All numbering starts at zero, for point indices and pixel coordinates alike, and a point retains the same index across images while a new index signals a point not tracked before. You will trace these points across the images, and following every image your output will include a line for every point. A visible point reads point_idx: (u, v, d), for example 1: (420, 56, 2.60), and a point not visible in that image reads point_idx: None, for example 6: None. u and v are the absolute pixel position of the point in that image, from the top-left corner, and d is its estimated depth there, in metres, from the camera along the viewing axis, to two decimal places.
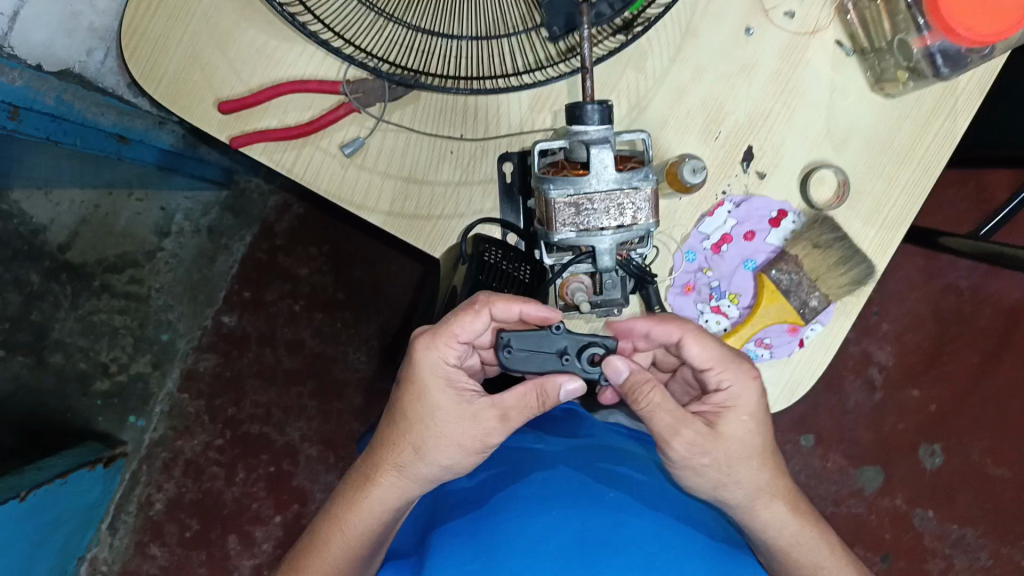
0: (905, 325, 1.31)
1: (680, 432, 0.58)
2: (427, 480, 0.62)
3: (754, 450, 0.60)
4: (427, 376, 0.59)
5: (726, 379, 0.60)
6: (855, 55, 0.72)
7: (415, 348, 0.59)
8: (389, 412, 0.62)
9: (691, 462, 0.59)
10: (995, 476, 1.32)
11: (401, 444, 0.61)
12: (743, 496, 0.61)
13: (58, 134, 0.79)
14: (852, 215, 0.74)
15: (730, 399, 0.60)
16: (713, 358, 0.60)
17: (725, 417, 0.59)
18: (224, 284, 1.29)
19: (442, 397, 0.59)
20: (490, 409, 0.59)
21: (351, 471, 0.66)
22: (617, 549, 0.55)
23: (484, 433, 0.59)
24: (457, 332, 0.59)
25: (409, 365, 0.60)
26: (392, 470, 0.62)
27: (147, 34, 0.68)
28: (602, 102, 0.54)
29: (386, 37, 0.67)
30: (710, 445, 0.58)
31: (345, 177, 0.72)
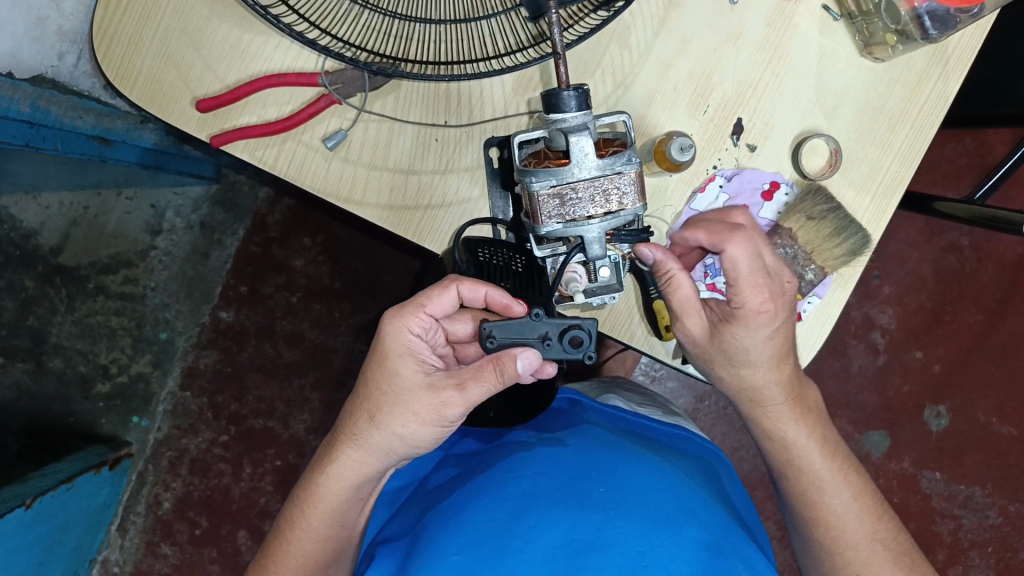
0: (907, 287, 1.30)
1: (685, 320, 0.65)
2: (384, 452, 0.63)
3: (754, 358, 0.66)
4: (391, 343, 0.61)
5: (743, 296, 0.63)
6: (842, 19, 0.70)
7: (383, 319, 0.62)
8: (354, 387, 0.64)
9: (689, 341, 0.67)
10: (1000, 434, 1.32)
11: (360, 414, 0.63)
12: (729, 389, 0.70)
13: (37, 140, 0.75)
14: (846, 184, 0.72)
15: (745, 313, 0.64)
16: (734, 275, 0.63)
17: (730, 327, 0.65)
18: (219, 279, 1.29)
19: (402, 368, 0.61)
20: (445, 378, 0.60)
21: (319, 448, 0.68)
22: (606, 550, 0.53)
23: (441, 403, 0.59)
24: (424, 304, 0.61)
25: (378, 336, 0.62)
26: (351, 445, 0.63)
27: (118, 34, 0.67)
28: (579, 87, 0.53)
29: (363, 26, 0.65)
30: (708, 345, 0.67)
31: (328, 170, 0.71)
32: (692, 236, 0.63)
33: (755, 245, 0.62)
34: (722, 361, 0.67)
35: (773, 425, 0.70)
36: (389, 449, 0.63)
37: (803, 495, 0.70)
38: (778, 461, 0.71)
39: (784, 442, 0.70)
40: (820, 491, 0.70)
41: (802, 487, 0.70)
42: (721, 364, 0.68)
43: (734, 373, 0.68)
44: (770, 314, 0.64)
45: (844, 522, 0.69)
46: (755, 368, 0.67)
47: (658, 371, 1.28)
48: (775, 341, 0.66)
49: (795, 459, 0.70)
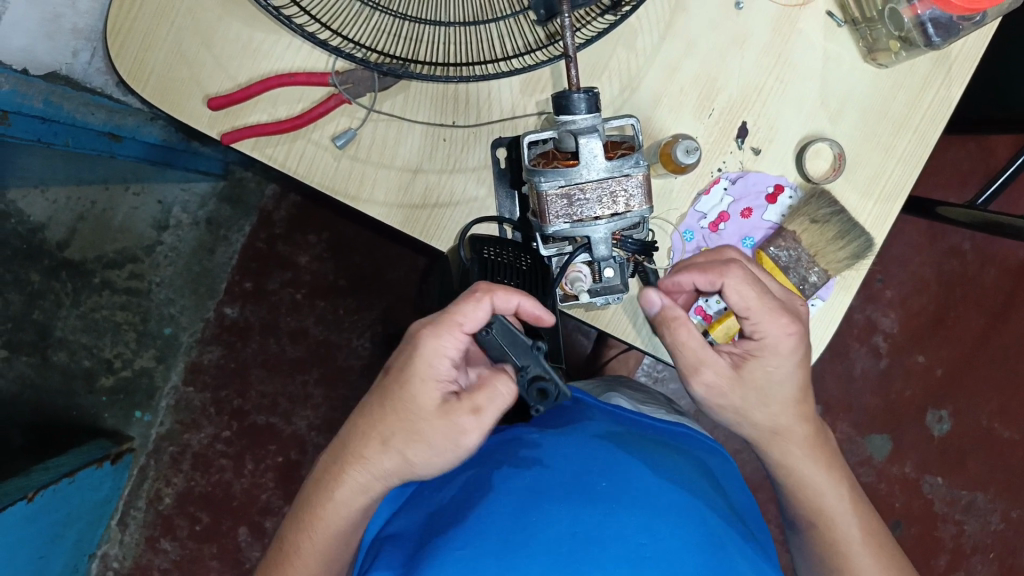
0: (909, 290, 1.30)
1: (701, 370, 0.65)
2: (392, 474, 0.63)
3: (779, 391, 0.66)
4: (420, 366, 0.60)
5: (759, 329, 0.64)
6: (846, 25, 0.71)
7: (416, 338, 0.60)
8: (371, 400, 0.63)
9: (712, 401, 0.67)
10: (1002, 438, 1.33)
11: (372, 433, 0.62)
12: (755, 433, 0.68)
13: (47, 134, 0.78)
14: (850, 188, 0.73)
15: (763, 347, 0.64)
16: (748, 308, 0.64)
17: (749, 362, 0.65)
18: (224, 275, 1.30)
19: (423, 391, 0.60)
20: (462, 406, 0.59)
21: (324, 453, 0.67)
22: (607, 546, 0.54)
23: (457, 432, 0.59)
24: (456, 325, 0.59)
25: (406, 354, 0.61)
26: (359, 464, 0.63)
27: (133, 31, 0.67)
28: (588, 90, 0.54)
29: (374, 27, 0.66)
30: (729, 388, 0.66)
31: (337, 169, 0.71)
32: (685, 280, 0.65)
33: (750, 274, 0.64)
34: (749, 404, 0.67)
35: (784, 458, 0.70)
36: (395, 472, 0.63)
37: (820, 531, 0.71)
38: (796, 500, 0.71)
39: (802, 483, 0.70)
40: (839, 529, 0.70)
41: (822, 526, 0.71)
42: (744, 405, 0.67)
43: (759, 416, 0.67)
44: (795, 338, 0.64)
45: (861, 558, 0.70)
46: (778, 406, 0.67)
47: (660, 372, 1.29)
48: (798, 374, 0.66)
49: (815, 497, 0.70)
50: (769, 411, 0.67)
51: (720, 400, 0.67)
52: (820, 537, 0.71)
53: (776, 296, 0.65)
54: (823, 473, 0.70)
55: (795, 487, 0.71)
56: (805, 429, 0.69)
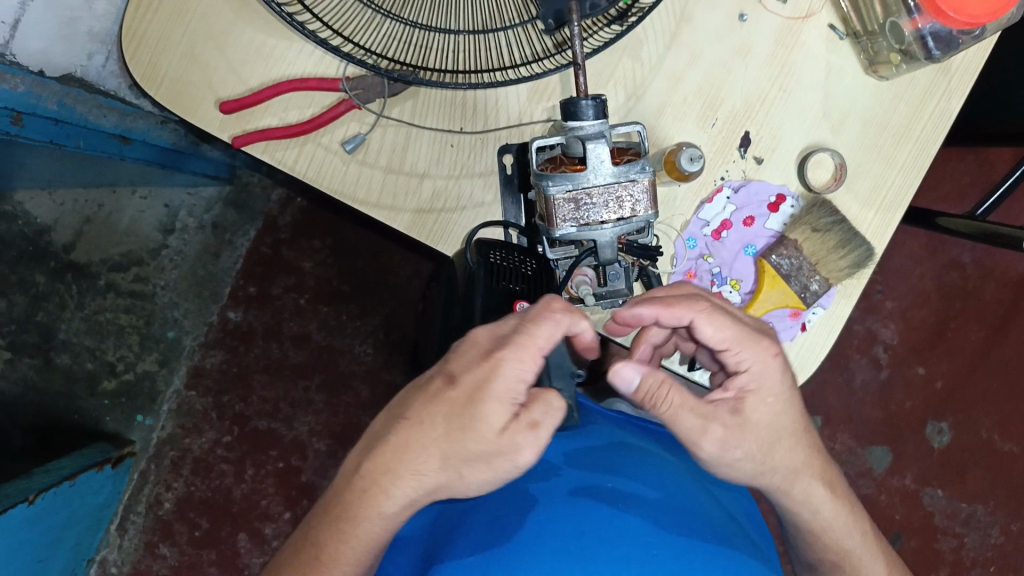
0: (909, 302, 1.31)
1: (705, 434, 0.57)
2: (441, 490, 0.56)
3: (786, 430, 0.60)
4: (499, 384, 0.54)
5: (745, 361, 0.59)
6: (848, 38, 0.72)
7: (496, 356, 0.54)
8: (427, 411, 0.55)
9: (726, 459, 0.58)
10: (1002, 451, 1.33)
11: (427, 450, 0.54)
12: (780, 480, 0.61)
13: (60, 137, 0.78)
14: (850, 198, 0.74)
15: (753, 381, 0.59)
16: (727, 338, 0.59)
17: (749, 402, 0.59)
18: (228, 280, 1.30)
19: (495, 416, 0.54)
20: (530, 431, 0.54)
21: (347, 463, 0.57)
22: (611, 543, 0.53)
23: (519, 455, 0.54)
24: (534, 348, 0.54)
25: (480, 370, 0.54)
26: (409, 478, 0.54)
27: (146, 35, 0.68)
28: (596, 96, 0.55)
29: (384, 34, 0.67)
30: (740, 438, 0.58)
31: (346, 173, 0.73)
32: (647, 313, 0.60)
33: (716, 304, 0.61)
34: (766, 453, 0.59)
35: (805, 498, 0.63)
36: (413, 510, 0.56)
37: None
38: (810, 546, 0.66)
39: (820, 531, 0.64)
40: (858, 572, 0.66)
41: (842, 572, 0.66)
42: (761, 459, 0.59)
43: (774, 470, 0.60)
44: (781, 361, 0.60)
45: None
46: (789, 452, 0.61)
47: None
48: (791, 408, 0.61)
49: (834, 544, 0.65)
50: (782, 464, 0.60)
51: (734, 463, 0.59)
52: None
53: (748, 324, 0.61)
54: (842, 520, 0.64)
55: (810, 537, 0.65)
56: (817, 474, 0.63)
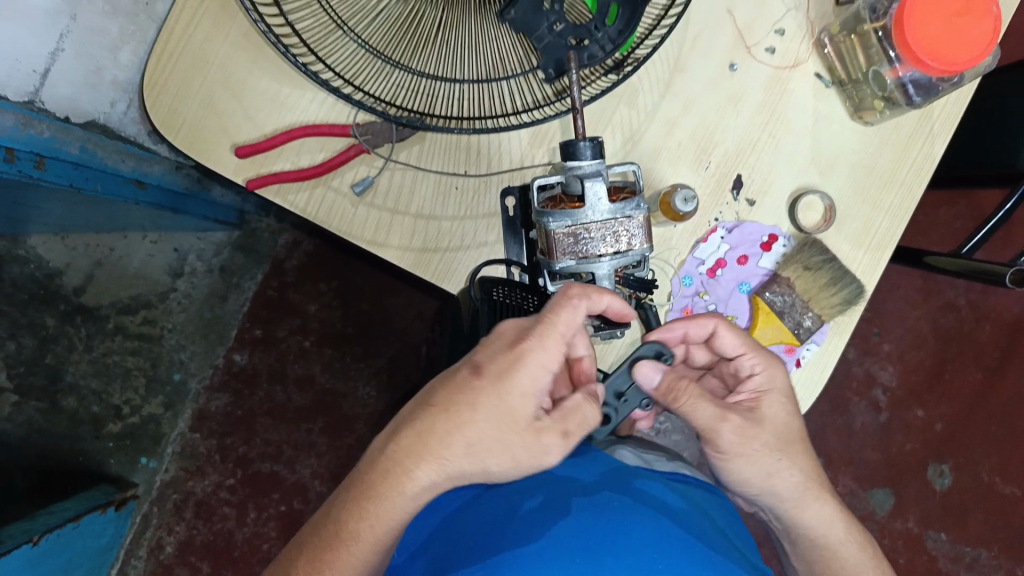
0: (906, 344, 1.32)
1: (721, 424, 0.64)
2: (460, 477, 0.58)
3: (793, 435, 0.67)
4: (522, 373, 0.58)
5: (758, 365, 0.67)
6: (834, 86, 0.76)
7: (521, 346, 0.58)
8: (455, 399, 0.58)
9: (743, 451, 0.65)
10: (1005, 494, 1.33)
11: (452, 437, 0.57)
12: (792, 486, 0.66)
13: (80, 181, 0.81)
14: (841, 237, 0.77)
15: (764, 383, 0.67)
16: (742, 346, 0.68)
17: (763, 402, 0.67)
18: (235, 323, 1.33)
19: (519, 403, 0.58)
20: (551, 427, 0.58)
21: (374, 447, 0.60)
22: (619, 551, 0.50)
23: (542, 449, 0.57)
24: (551, 333, 0.58)
25: (505, 361, 0.58)
26: (432, 462, 0.57)
27: (166, 84, 0.72)
28: (593, 139, 0.58)
29: (393, 83, 0.70)
30: (755, 431, 0.65)
31: (355, 214, 0.75)
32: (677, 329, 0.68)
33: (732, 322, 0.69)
34: (779, 451, 0.66)
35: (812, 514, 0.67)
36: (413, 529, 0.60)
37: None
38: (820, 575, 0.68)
39: (831, 552, 0.67)
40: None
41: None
42: (773, 457, 0.65)
43: (785, 475, 0.66)
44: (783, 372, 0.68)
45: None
46: (797, 458, 0.67)
47: None
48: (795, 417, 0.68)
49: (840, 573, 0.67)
50: (792, 474, 0.66)
51: (744, 458, 0.65)
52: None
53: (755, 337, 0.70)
54: (850, 543, 0.68)
55: (822, 558, 0.68)
56: (824, 491, 0.68)
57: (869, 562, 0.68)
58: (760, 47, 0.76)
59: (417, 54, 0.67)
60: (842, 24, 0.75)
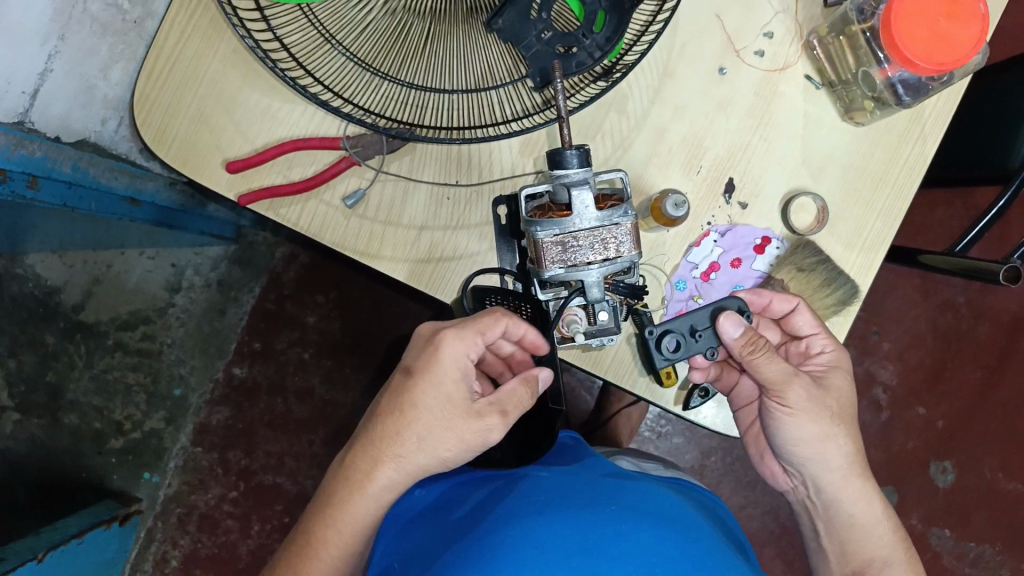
0: (905, 344, 1.32)
1: (795, 381, 0.67)
2: (422, 471, 0.64)
3: (850, 411, 0.70)
4: (450, 367, 0.63)
5: (828, 345, 0.72)
6: (824, 87, 0.76)
7: (440, 342, 0.63)
8: (396, 404, 0.63)
9: (807, 415, 0.68)
10: (1008, 491, 1.32)
11: (403, 437, 0.63)
12: (844, 460, 0.69)
13: (73, 199, 0.82)
14: (834, 239, 0.77)
15: (831, 361, 0.72)
16: (817, 326, 0.72)
17: (830, 376, 0.70)
18: (234, 336, 1.32)
19: (454, 392, 0.63)
20: (490, 408, 0.63)
21: (338, 457, 0.66)
22: (606, 551, 0.62)
23: (485, 429, 0.63)
24: (466, 331, 0.63)
25: (427, 357, 0.63)
26: (390, 463, 0.63)
27: (157, 101, 0.73)
28: (580, 147, 0.58)
29: (383, 95, 0.70)
30: (823, 399, 0.68)
31: (347, 227, 0.75)
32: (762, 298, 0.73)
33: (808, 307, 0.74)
34: (840, 418, 0.68)
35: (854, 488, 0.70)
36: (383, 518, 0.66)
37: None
38: (854, 554, 0.71)
39: (866, 531, 0.70)
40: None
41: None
42: (832, 422, 0.68)
43: (841, 444, 0.69)
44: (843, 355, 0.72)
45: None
46: (852, 431, 0.69)
47: (664, 428, 1.32)
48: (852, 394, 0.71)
49: (873, 550, 0.70)
50: (848, 443, 0.69)
51: (810, 415, 0.68)
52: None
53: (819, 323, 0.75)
54: (883, 524, 0.71)
55: (856, 537, 0.71)
56: (867, 472, 0.71)
57: (899, 542, 0.71)
58: (749, 50, 0.76)
59: (406, 65, 0.67)
60: (831, 25, 0.75)
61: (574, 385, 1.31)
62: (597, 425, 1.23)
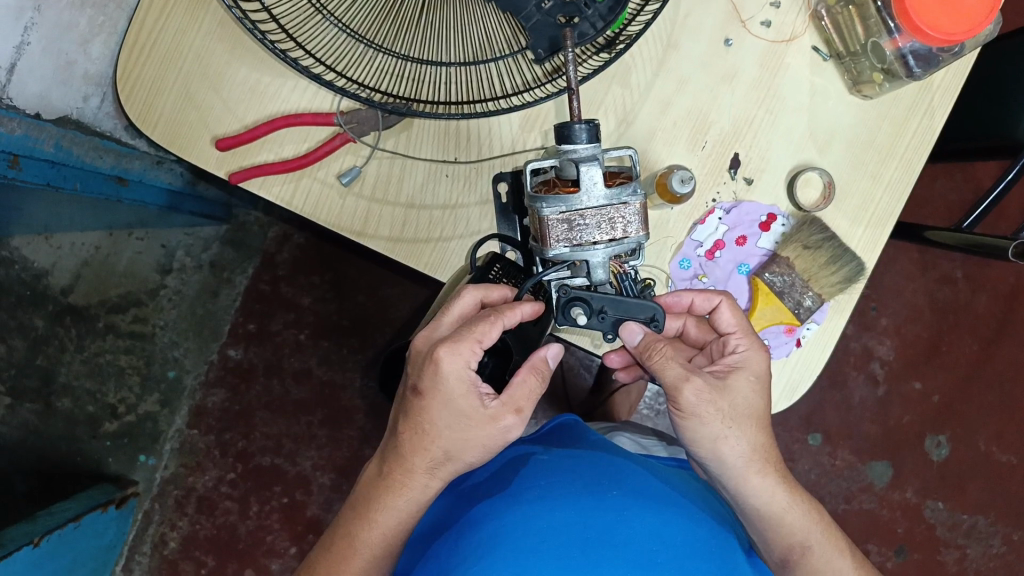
0: (903, 319, 1.32)
1: (687, 385, 0.62)
2: (451, 475, 0.65)
3: (753, 411, 0.65)
4: (454, 382, 0.60)
5: (743, 345, 0.67)
6: (832, 59, 0.74)
7: (438, 359, 0.60)
8: (415, 423, 0.62)
9: (701, 414, 0.63)
10: (1002, 463, 1.33)
11: (429, 451, 0.63)
12: (739, 454, 0.65)
13: (58, 179, 0.81)
14: (840, 214, 0.75)
15: (741, 361, 0.66)
16: (737, 325, 0.68)
17: (734, 374, 0.65)
18: (228, 318, 1.30)
19: (463, 405, 0.61)
20: (505, 410, 0.61)
21: (372, 470, 0.67)
22: (542, 553, 0.59)
23: (504, 430, 0.62)
24: (461, 343, 0.60)
25: (431, 377, 0.60)
26: (425, 472, 0.64)
27: (141, 78, 0.70)
28: (589, 121, 0.56)
29: (376, 67, 0.67)
30: (717, 398, 0.63)
31: (343, 206, 0.73)
32: (683, 300, 0.70)
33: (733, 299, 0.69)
34: (735, 419, 0.64)
35: (749, 486, 0.66)
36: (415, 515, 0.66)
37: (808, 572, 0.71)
38: (776, 544, 0.70)
39: (779, 521, 0.68)
40: (822, 565, 0.70)
41: (808, 563, 0.70)
42: (726, 424, 0.64)
43: (735, 444, 0.64)
44: (750, 351, 0.67)
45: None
46: (750, 428, 0.65)
47: (662, 405, 1.31)
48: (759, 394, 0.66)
49: (791, 537, 0.69)
50: (743, 442, 0.64)
51: (701, 419, 0.63)
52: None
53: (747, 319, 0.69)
54: (795, 510, 0.68)
55: (772, 525, 0.68)
56: (770, 464, 0.67)
57: (816, 525, 0.70)
58: (755, 21, 0.73)
59: (401, 36, 0.65)
60: None
61: (573, 363, 1.30)
62: (597, 404, 1.22)
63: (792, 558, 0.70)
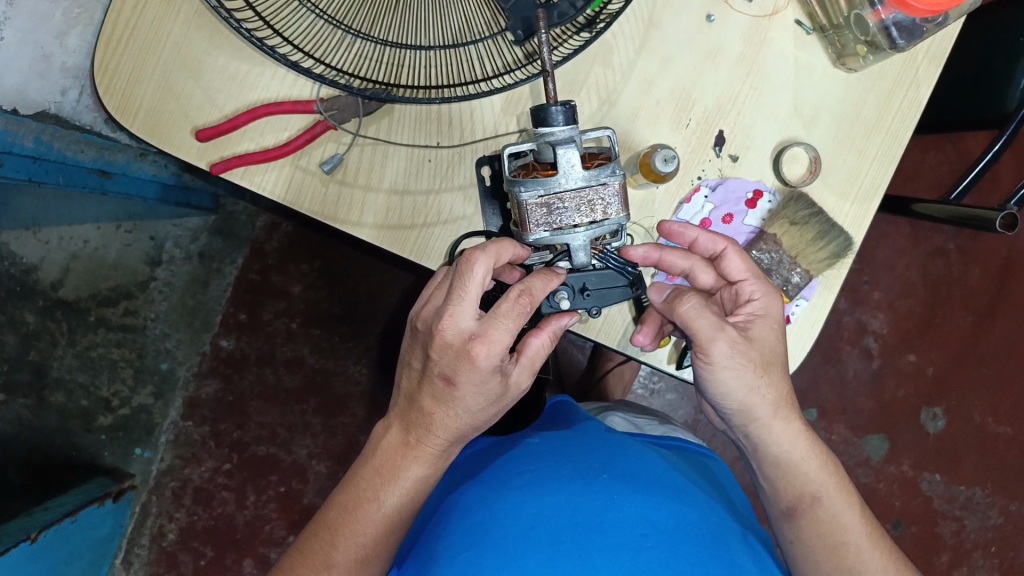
0: (896, 293, 1.32)
1: (721, 334, 0.64)
2: (439, 459, 0.65)
3: (779, 357, 0.67)
4: (490, 372, 0.59)
5: (757, 292, 0.68)
6: (815, 32, 0.73)
7: (475, 358, 0.58)
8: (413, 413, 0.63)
9: (731, 363, 0.65)
10: (996, 434, 1.34)
11: (427, 438, 0.63)
12: (770, 401, 0.67)
13: (40, 174, 0.79)
14: (827, 190, 0.75)
15: (761, 309, 0.67)
16: (747, 272, 0.68)
17: (756, 325, 0.67)
18: (219, 308, 1.30)
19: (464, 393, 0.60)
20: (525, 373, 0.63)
21: (362, 458, 0.67)
22: (553, 540, 0.59)
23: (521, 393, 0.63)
24: (495, 338, 0.58)
25: (457, 369, 0.59)
26: (413, 457, 0.64)
27: (118, 69, 0.69)
28: (565, 103, 0.55)
29: (356, 53, 0.66)
30: (748, 348, 0.65)
31: (326, 194, 0.73)
32: (689, 235, 0.70)
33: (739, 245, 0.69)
34: (765, 364, 0.66)
35: (765, 433, 0.68)
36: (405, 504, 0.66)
37: (816, 527, 0.68)
38: (785, 493, 0.69)
39: (794, 468, 0.68)
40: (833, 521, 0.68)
41: (816, 519, 0.68)
42: (759, 373, 0.66)
43: (765, 392, 0.66)
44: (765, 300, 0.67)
45: (860, 550, 0.67)
46: (778, 376, 0.67)
47: (656, 384, 1.32)
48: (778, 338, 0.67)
49: (802, 486, 0.68)
50: (771, 392, 0.66)
51: (733, 366, 0.65)
52: (818, 531, 0.67)
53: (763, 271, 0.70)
54: (812, 460, 0.68)
55: (787, 472, 0.69)
56: (793, 409, 0.69)
57: (829, 475, 0.68)
58: None
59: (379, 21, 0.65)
60: None
61: (566, 345, 1.30)
62: (590, 384, 1.23)
63: (801, 513, 0.68)
